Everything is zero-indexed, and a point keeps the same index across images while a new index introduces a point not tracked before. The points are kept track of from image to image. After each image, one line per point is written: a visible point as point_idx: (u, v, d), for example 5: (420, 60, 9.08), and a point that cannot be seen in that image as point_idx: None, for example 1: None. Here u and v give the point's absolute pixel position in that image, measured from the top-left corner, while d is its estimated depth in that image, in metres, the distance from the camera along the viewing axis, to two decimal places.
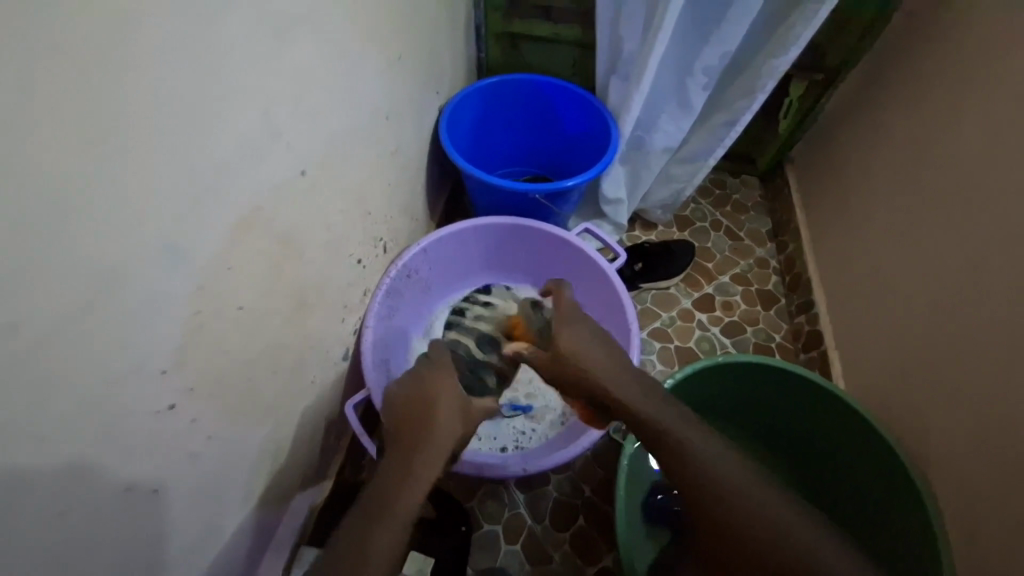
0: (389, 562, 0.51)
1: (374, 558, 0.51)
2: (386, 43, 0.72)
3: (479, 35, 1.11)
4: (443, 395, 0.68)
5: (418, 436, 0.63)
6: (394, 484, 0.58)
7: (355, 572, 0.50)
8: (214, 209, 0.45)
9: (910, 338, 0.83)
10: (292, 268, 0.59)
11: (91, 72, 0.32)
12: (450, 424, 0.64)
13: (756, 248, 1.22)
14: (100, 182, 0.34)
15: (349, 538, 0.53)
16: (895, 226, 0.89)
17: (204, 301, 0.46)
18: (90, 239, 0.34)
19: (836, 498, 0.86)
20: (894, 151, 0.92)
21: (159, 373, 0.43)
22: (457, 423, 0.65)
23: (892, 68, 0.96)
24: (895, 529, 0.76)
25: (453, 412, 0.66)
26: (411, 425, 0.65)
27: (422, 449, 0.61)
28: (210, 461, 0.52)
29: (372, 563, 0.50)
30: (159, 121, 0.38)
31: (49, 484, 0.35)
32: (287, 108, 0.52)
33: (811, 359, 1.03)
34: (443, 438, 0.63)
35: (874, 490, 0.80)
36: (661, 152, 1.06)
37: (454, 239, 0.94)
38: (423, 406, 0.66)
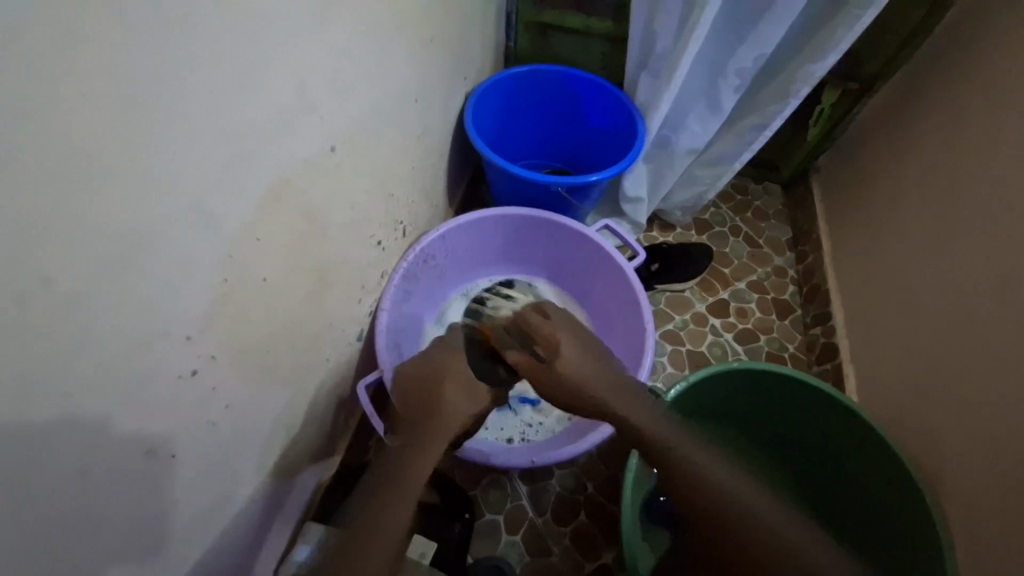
0: (394, 537, 0.52)
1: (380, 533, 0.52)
2: (419, 23, 0.71)
3: (509, 23, 1.10)
4: (450, 375, 0.69)
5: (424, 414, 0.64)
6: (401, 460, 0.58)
7: (363, 545, 0.51)
8: (244, 179, 0.45)
9: (929, 356, 0.81)
10: (316, 244, 0.59)
11: (135, 29, 0.32)
12: (457, 402, 0.65)
13: (775, 256, 1.20)
14: (138, 142, 0.34)
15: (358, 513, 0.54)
16: (921, 241, 0.88)
17: (230, 270, 0.46)
18: (124, 198, 0.34)
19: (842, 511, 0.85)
20: (926, 166, 0.90)
21: (183, 339, 0.43)
22: (463, 399, 0.66)
23: (929, 80, 0.94)
24: (901, 547, 0.75)
25: (460, 388, 0.67)
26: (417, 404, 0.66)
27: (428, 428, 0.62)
28: (226, 430, 0.52)
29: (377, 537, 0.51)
30: (198, 84, 0.38)
31: (72, 440, 0.36)
32: (321, 81, 0.52)
33: (824, 372, 1.02)
34: (450, 417, 0.64)
35: (883, 506, 0.79)
36: (686, 152, 1.04)
37: (473, 227, 0.94)
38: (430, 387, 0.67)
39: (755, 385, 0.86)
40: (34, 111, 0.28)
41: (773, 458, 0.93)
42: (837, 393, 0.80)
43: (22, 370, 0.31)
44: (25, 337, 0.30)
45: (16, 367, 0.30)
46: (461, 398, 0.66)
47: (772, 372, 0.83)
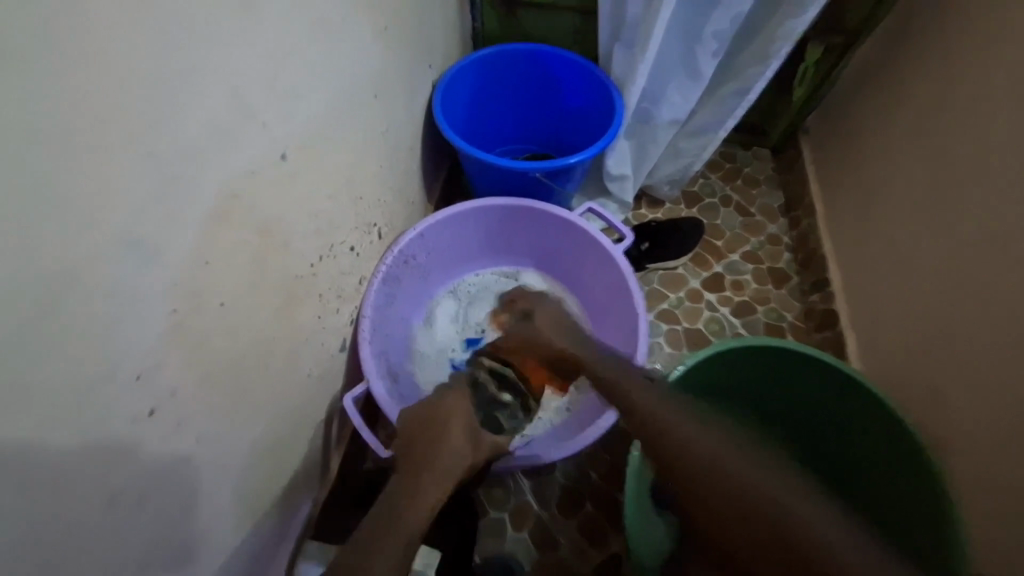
0: (404, 543, 0.52)
1: (390, 537, 0.52)
2: (371, 11, 0.67)
3: (473, 3, 1.05)
4: (456, 423, 0.66)
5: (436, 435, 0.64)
6: (403, 493, 0.56)
7: (379, 541, 0.51)
8: (183, 198, 0.42)
9: (929, 316, 0.79)
10: (276, 258, 0.56)
11: (26, 47, 0.28)
12: (461, 445, 0.63)
13: (768, 224, 1.17)
14: (47, 179, 0.31)
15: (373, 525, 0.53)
16: (917, 198, 0.84)
17: (181, 298, 0.43)
18: (43, 237, 0.31)
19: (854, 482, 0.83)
20: (916, 118, 0.86)
21: (135, 380, 0.40)
22: (465, 442, 0.64)
23: (915, 25, 0.89)
24: (913, 514, 0.74)
25: (465, 431, 0.65)
26: (423, 441, 0.63)
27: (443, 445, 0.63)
28: (201, 461, 0.50)
29: (386, 542, 0.51)
30: (114, 107, 0.34)
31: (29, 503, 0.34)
32: (260, 84, 0.48)
33: (825, 339, 0.99)
34: (453, 456, 0.62)
35: (892, 474, 0.77)
36: (668, 124, 1.00)
37: (452, 223, 0.91)
38: (430, 420, 0.66)
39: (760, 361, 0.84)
40: None
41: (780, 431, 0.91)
42: (839, 363, 0.77)
43: None
44: None
45: None
46: (463, 442, 0.64)
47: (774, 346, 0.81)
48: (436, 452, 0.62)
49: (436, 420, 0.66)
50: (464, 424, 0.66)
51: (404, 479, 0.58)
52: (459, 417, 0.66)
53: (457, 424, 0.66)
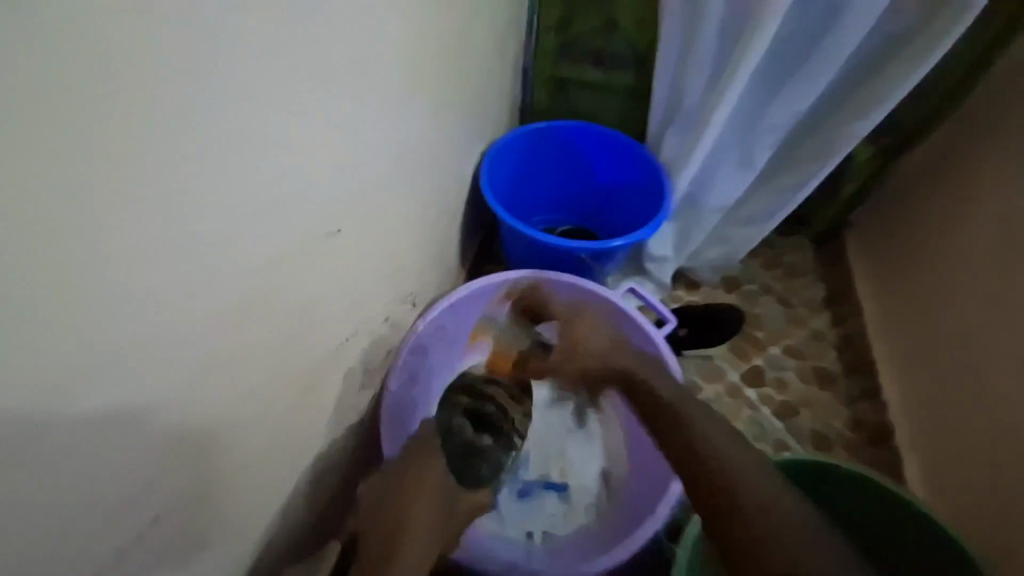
0: None
1: None
2: (440, 86, 0.66)
3: (526, 77, 1.06)
4: (430, 478, 0.62)
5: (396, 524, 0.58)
6: None
7: None
8: (230, 261, 0.38)
9: (1012, 451, 0.73)
10: (305, 331, 0.51)
11: (70, 96, 0.25)
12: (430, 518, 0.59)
13: (812, 317, 1.09)
14: (90, 270, 0.28)
15: None
16: (992, 318, 0.79)
17: (192, 377, 0.38)
18: (42, 312, 0.26)
19: None
20: (987, 233, 0.83)
21: (130, 478, 0.35)
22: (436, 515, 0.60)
23: (984, 139, 0.88)
24: None
25: (433, 502, 0.61)
26: (394, 502, 0.60)
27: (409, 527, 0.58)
28: (184, 567, 0.43)
29: None
30: (168, 190, 0.31)
31: None
32: (320, 161, 0.46)
33: (880, 456, 0.91)
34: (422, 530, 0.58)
35: None
36: (717, 210, 0.97)
37: (484, 295, 0.86)
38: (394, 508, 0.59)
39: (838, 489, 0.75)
40: None
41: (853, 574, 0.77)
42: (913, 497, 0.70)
43: None
44: None
45: None
46: (434, 515, 0.60)
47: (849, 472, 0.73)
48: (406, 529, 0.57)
49: (406, 485, 0.61)
50: (434, 489, 0.61)
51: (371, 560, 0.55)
52: (431, 481, 0.62)
53: (425, 494, 0.61)
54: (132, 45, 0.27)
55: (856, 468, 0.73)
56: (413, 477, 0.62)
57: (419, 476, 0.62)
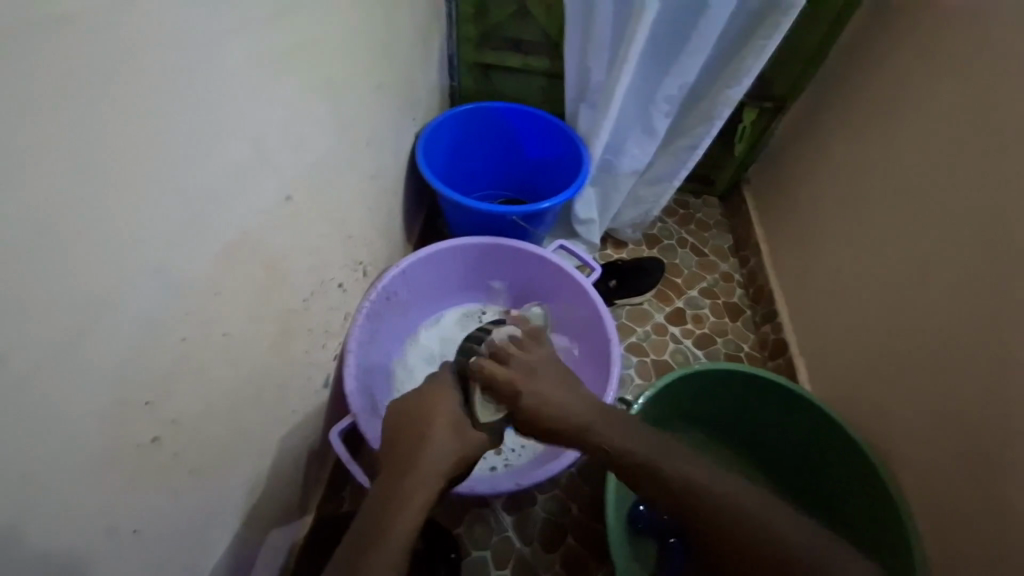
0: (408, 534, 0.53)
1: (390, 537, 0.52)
2: (369, 70, 0.74)
3: (452, 64, 1.15)
4: (442, 406, 0.64)
5: (417, 443, 0.60)
6: (393, 502, 0.55)
7: (375, 548, 0.51)
8: (208, 218, 0.45)
9: (860, 343, 0.90)
10: (276, 289, 0.58)
11: (68, 88, 0.31)
12: (446, 439, 0.61)
13: (720, 263, 1.28)
14: (103, 217, 0.35)
15: (365, 527, 0.53)
16: (845, 240, 0.97)
17: (187, 329, 0.45)
18: (69, 268, 0.33)
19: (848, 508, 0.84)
20: (838, 172, 1.01)
21: (144, 406, 0.41)
22: (451, 438, 0.62)
23: (829, 95, 1.06)
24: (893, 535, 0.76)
25: (447, 426, 0.63)
26: (409, 429, 0.62)
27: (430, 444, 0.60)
28: (194, 494, 0.50)
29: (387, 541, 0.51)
30: (153, 153, 0.38)
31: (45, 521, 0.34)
32: (271, 135, 0.52)
33: (778, 367, 1.09)
34: (437, 449, 0.60)
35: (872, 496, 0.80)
36: (629, 174, 1.10)
37: (431, 261, 0.94)
38: (416, 426, 0.62)
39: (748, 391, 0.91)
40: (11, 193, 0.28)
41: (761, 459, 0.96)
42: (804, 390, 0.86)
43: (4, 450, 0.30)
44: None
45: None
46: (450, 438, 0.62)
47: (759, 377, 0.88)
48: (420, 449, 0.59)
49: (418, 412, 0.64)
50: (446, 415, 0.64)
51: (390, 474, 0.58)
52: (442, 410, 0.64)
53: (438, 420, 0.63)
54: (109, 43, 0.33)
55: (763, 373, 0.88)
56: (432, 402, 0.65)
57: (431, 405, 0.65)
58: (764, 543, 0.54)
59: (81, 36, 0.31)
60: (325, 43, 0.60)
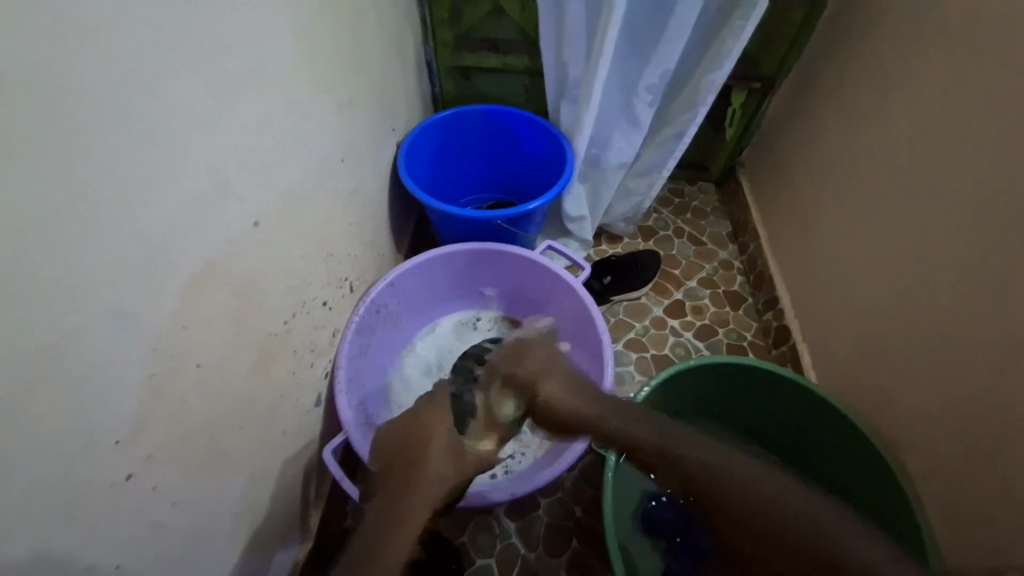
0: (410, 540, 0.55)
1: (396, 539, 0.54)
2: (338, 86, 0.74)
3: (431, 70, 1.14)
4: (440, 432, 0.64)
5: (413, 457, 0.62)
6: (390, 511, 0.56)
7: (381, 550, 0.53)
8: (170, 252, 0.45)
9: (861, 326, 0.88)
10: (251, 314, 0.59)
11: (7, 145, 0.31)
12: (443, 466, 0.61)
13: (718, 251, 1.25)
14: (52, 264, 0.35)
15: (366, 538, 0.55)
16: (843, 220, 0.94)
17: (156, 364, 0.45)
18: (25, 320, 0.33)
19: (861, 494, 0.82)
20: (830, 151, 0.98)
21: (116, 445, 0.42)
22: (447, 464, 0.61)
23: (818, 71, 1.02)
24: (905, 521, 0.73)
25: (444, 452, 0.62)
26: (406, 456, 0.62)
27: (427, 455, 0.62)
28: (181, 523, 0.51)
29: (395, 543, 0.53)
30: (102, 195, 0.38)
31: (22, 564, 0.35)
32: (234, 163, 0.52)
33: (782, 354, 1.07)
34: (433, 475, 0.59)
35: (884, 483, 0.77)
36: (617, 168, 1.09)
37: (420, 271, 0.94)
38: (413, 441, 0.63)
39: (753, 382, 0.89)
40: None
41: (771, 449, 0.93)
42: (805, 380, 0.83)
43: None
44: None
45: None
46: (447, 464, 0.61)
47: (759, 368, 0.86)
48: (416, 475, 0.59)
49: (418, 438, 0.64)
50: (444, 441, 0.63)
51: (386, 498, 0.58)
52: (440, 435, 0.64)
53: (436, 444, 0.63)
54: (49, 94, 0.33)
55: (764, 365, 0.85)
56: (427, 419, 0.66)
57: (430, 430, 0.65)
58: (773, 530, 0.52)
59: (17, 91, 0.31)
60: (287, 64, 0.60)
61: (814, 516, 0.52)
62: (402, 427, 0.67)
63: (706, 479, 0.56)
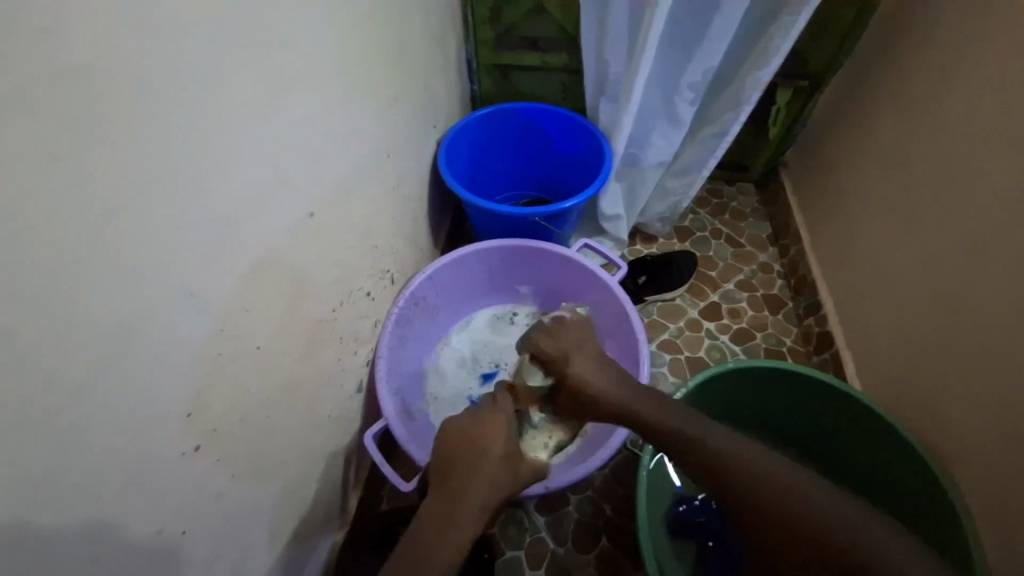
0: (453, 555, 0.55)
1: (438, 554, 0.54)
2: (385, 84, 0.76)
3: (471, 69, 1.16)
4: (498, 438, 0.63)
5: (470, 466, 0.61)
6: (436, 524, 0.56)
7: (424, 564, 0.53)
8: (232, 239, 0.48)
9: (911, 334, 0.84)
10: (303, 302, 0.61)
11: (91, 133, 0.33)
12: (497, 473, 0.61)
13: (758, 253, 1.22)
14: (131, 246, 0.38)
15: (410, 546, 0.55)
16: (893, 223, 0.90)
17: (218, 345, 0.48)
18: (103, 297, 0.36)
19: (905, 509, 0.78)
20: (882, 151, 0.94)
21: (182, 418, 0.45)
22: (502, 472, 0.61)
23: (870, 68, 0.99)
24: (954, 540, 0.70)
25: (499, 460, 0.62)
26: (461, 460, 0.61)
27: (481, 465, 0.61)
28: (237, 496, 0.54)
29: (437, 560, 0.54)
30: (174, 184, 0.41)
31: (99, 522, 0.38)
32: (291, 156, 0.55)
33: (823, 361, 1.03)
34: (487, 483, 0.60)
35: (932, 499, 0.74)
36: (656, 166, 1.07)
37: (458, 266, 0.96)
38: (467, 447, 0.62)
39: (804, 392, 0.86)
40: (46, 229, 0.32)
41: (810, 458, 0.91)
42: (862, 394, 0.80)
43: (61, 459, 0.34)
44: (48, 438, 0.33)
45: (45, 462, 0.33)
46: (503, 472, 0.61)
47: (815, 378, 0.83)
48: (473, 480, 0.59)
49: (472, 441, 0.63)
50: (499, 449, 0.63)
51: (440, 498, 0.58)
52: (495, 440, 0.63)
53: (492, 451, 0.62)
54: (127, 87, 0.35)
55: (821, 374, 0.82)
56: (486, 424, 0.64)
57: (488, 435, 0.64)
58: (819, 541, 0.51)
59: (98, 83, 0.33)
60: (339, 61, 0.62)
61: (860, 526, 0.50)
62: (456, 429, 0.64)
63: (747, 484, 0.55)
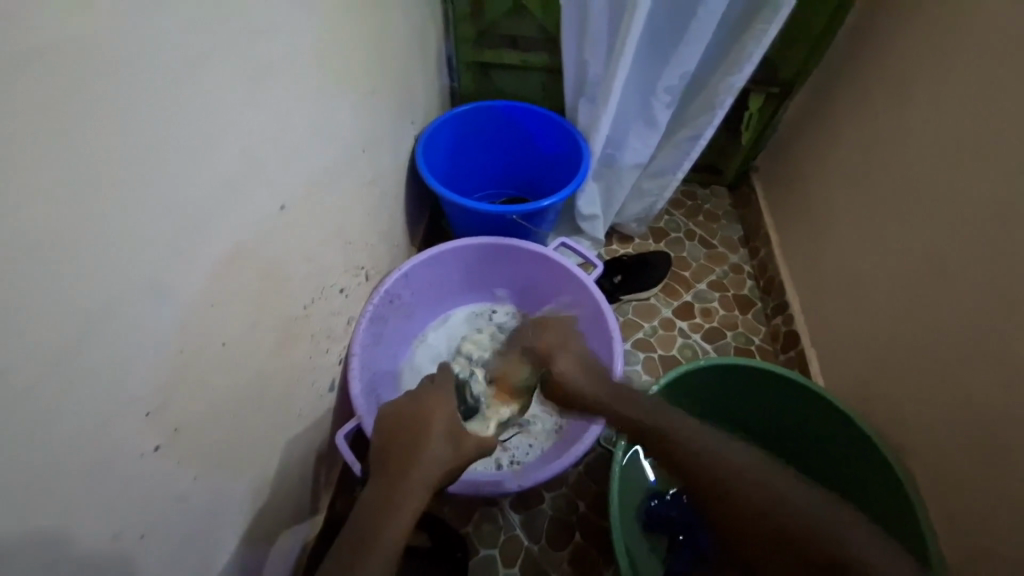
0: (397, 538, 0.53)
1: (381, 539, 0.52)
2: (362, 77, 0.75)
3: (450, 65, 1.15)
4: (439, 416, 0.65)
5: (414, 445, 0.61)
6: (381, 507, 0.55)
7: (365, 551, 0.51)
8: (203, 231, 0.47)
9: (871, 334, 0.88)
10: (275, 299, 0.60)
11: (52, 112, 0.31)
12: (441, 450, 0.61)
13: (729, 255, 1.26)
14: (91, 237, 0.36)
15: (355, 532, 0.53)
16: (856, 228, 0.94)
17: (185, 340, 0.46)
18: (61, 290, 0.34)
19: (860, 494, 0.83)
20: (846, 159, 0.98)
21: (144, 416, 0.43)
22: (445, 447, 0.62)
23: (838, 77, 1.02)
24: (910, 528, 0.74)
25: (442, 436, 0.63)
26: (405, 440, 0.61)
27: (428, 443, 0.61)
28: (201, 497, 0.52)
29: (380, 542, 0.52)
30: (139, 173, 0.39)
31: (49, 529, 0.36)
32: (264, 147, 0.54)
33: (790, 360, 1.07)
34: (431, 461, 0.59)
35: (888, 488, 0.78)
36: (632, 168, 1.09)
37: (434, 263, 0.95)
38: (414, 426, 0.63)
39: (766, 387, 0.89)
40: (2, 220, 0.30)
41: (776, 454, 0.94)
42: (819, 388, 0.84)
43: (14, 460, 0.33)
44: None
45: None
46: (445, 448, 0.62)
47: (774, 373, 0.86)
48: (416, 456, 0.59)
49: (415, 423, 0.63)
50: (443, 425, 0.64)
51: (384, 480, 0.57)
52: (439, 419, 0.64)
53: (435, 429, 0.63)
54: (89, 69, 0.33)
55: (784, 371, 0.85)
56: (428, 405, 0.66)
57: (429, 413, 0.65)
58: (787, 531, 0.52)
59: (60, 63, 0.31)
60: (314, 53, 0.61)
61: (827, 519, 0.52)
62: (395, 414, 0.66)
63: (716, 479, 0.57)
